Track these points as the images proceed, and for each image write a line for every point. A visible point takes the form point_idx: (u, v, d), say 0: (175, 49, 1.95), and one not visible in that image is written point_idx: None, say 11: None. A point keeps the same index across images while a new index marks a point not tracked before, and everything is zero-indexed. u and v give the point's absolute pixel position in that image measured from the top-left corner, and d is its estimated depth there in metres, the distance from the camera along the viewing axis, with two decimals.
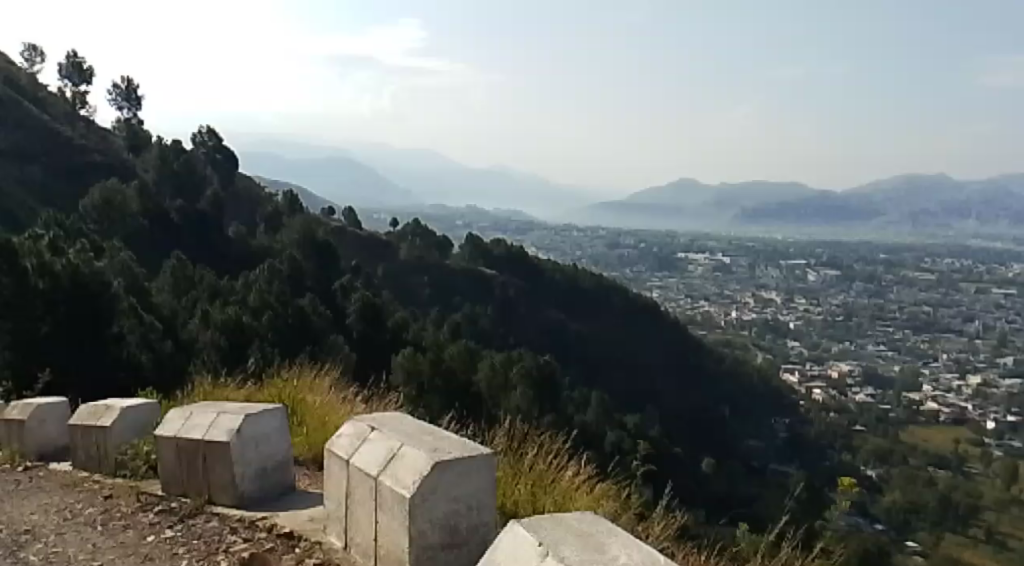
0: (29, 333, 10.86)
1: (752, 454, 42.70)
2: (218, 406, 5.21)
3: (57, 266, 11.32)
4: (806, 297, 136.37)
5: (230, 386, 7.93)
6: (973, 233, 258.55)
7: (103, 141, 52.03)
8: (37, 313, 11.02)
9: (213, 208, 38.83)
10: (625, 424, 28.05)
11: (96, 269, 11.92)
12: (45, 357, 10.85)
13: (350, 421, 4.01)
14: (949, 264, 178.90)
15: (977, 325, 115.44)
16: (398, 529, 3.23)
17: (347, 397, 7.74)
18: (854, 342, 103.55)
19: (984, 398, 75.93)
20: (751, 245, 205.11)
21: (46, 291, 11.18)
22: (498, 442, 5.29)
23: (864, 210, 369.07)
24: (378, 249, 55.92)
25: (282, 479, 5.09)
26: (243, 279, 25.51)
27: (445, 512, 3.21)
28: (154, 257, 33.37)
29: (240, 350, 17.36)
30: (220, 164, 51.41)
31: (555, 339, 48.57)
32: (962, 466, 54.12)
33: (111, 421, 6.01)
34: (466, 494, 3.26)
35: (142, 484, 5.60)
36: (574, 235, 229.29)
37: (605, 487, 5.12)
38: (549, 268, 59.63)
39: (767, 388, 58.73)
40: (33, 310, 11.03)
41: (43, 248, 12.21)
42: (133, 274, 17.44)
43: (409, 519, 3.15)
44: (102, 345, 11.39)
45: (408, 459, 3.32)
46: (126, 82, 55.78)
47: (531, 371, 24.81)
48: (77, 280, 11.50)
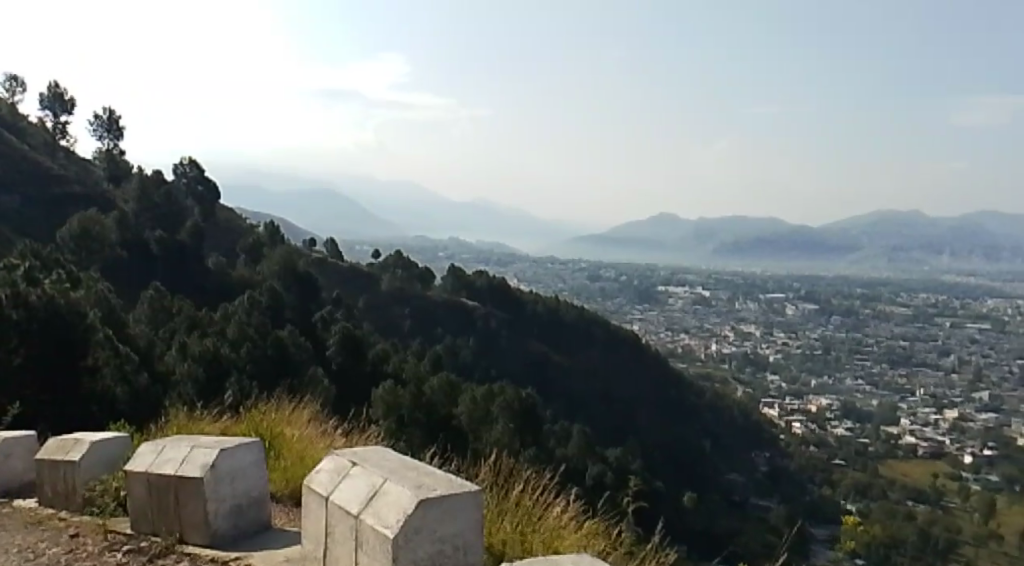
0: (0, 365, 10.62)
1: (733, 488, 42.50)
2: (193, 439, 5.00)
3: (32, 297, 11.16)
4: (785, 330, 137.19)
5: (205, 420, 7.71)
6: (947, 267, 261.61)
7: (82, 171, 51.61)
8: (10, 344, 10.80)
9: (193, 238, 38.48)
10: (607, 458, 27.82)
11: (71, 301, 11.73)
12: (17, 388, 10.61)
13: (330, 454, 3.84)
14: (925, 298, 180.69)
15: (952, 359, 116.44)
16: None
17: (326, 431, 7.51)
18: (833, 376, 104.10)
19: (962, 432, 76.25)
20: (730, 279, 206.37)
21: (21, 322, 10.98)
22: (483, 479, 5.14)
23: (840, 244, 373.12)
24: (359, 280, 55.65)
25: (258, 516, 4.89)
26: (222, 310, 25.21)
27: (430, 553, 3.05)
28: (131, 289, 32.95)
29: (216, 383, 17.03)
30: (201, 195, 51.11)
31: (537, 372, 48.38)
32: (941, 500, 54.12)
33: (80, 455, 5.78)
34: (453, 534, 3.10)
35: (110, 522, 5.37)
36: (555, 267, 229.73)
37: (594, 524, 4.97)
38: (531, 299, 59.55)
39: (747, 421, 58.71)
40: (7, 340, 10.82)
41: (15, 278, 11.99)
42: (110, 306, 17.10)
43: (392, 559, 2.97)
44: (75, 377, 11.11)
45: (390, 496, 3.15)
46: (107, 113, 55.46)
47: (513, 404, 24.57)
48: (52, 311, 11.33)
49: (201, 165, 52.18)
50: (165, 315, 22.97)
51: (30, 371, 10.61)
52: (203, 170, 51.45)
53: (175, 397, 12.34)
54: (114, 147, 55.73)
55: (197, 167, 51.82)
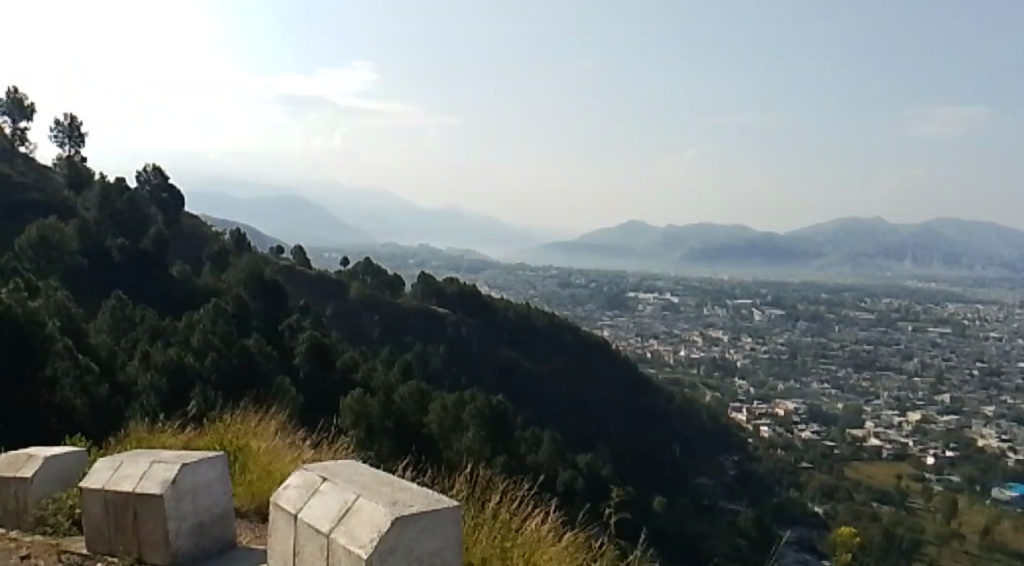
0: None
1: (702, 491, 42.66)
2: (152, 453, 4.75)
3: None
4: (752, 335, 138.40)
5: (166, 432, 7.42)
6: (908, 273, 266.04)
7: (42, 178, 50.55)
8: None
9: (158, 245, 37.71)
10: (577, 464, 27.67)
11: (29, 309, 11.39)
12: None
13: (298, 468, 3.62)
14: (887, 303, 183.49)
15: (915, 362, 118.23)
16: None
17: (293, 442, 7.23)
18: (799, 380, 105.18)
19: (924, 434, 77.35)
20: (698, 286, 207.93)
21: None
22: (459, 490, 4.96)
23: (805, 251, 377.92)
24: (328, 287, 55.14)
25: (222, 534, 4.66)
26: (187, 319, 24.69)
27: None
28: (94, 298, 32.29)
29: (181, 393, 16.67)
30: (166, 203, 50.25)
31: (508, 378, 48.34)
32: (905, 501, 54.76)
33: (32, 472, 5.50)
34: (430, 552, 2.91)
35: (65, 541, 5.10)
36: (525, 274, 229.97)
37: (575, 536, 4.82)
38: (501, 305, 59.39)
39: (717, 426, 58.99)
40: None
41: None
42: (70, 315, 16.63)
43: None
44: (32, 390, 10.71)
45: (362, 515, 2.95)
46: (69, 119, 54.38)
47: (484, 412, 24.40)
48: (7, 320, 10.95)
49: (165, 172, 51.08)
50: (128, 324, 22.41)
51: None
52: (168, 178, 50.55)
53: (136, 409, 11.98)
54: (76, 153, 54.64)
55: (161, 175, 50.73)
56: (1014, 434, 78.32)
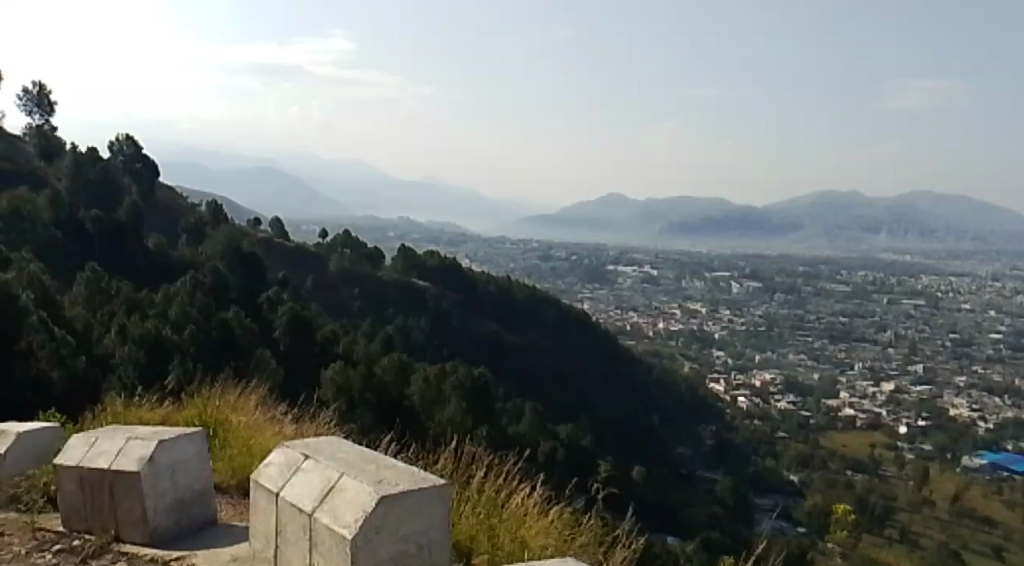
0: None
1: (680, 461, 43.06)
2: (129, 430, 4.64)
3: None
4: (730, 306, 139.37)
5: (145, 407, 7.29)
6: (884, 245, 268.78)
7: (12, 148, 49.54)
8: None
9: (133, 217, 37.14)
10: (558, 435, 27.80)
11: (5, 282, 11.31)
12: None
13: (279, 446, 3.53)
14: (862, 276, 185.33)
15: (889, 334, 119.67)
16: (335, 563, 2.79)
17: (275, 416, 7.14)
18: (776, 351, 106.22)
19: (898, 404, 78.47)
20: (677, 258, 208.72)
21: None
22: (444, 465, 4.91)
23: (783, 224, 380.33)
24: (307, 260, 54.72)
25: (202, 512, 4.56)
26: (164, 291, 24.38)
27: (392, 554, 2.77)
28: (69, 271, 31.86)
29: (159, 366, 16.50)
30: (140, 173, 49.45)
31: (489, 350, 48.42)
32: (878, 469, 55.63)
33: (5, 448, 5.38)
34: (415, 534, 2.84)
35: (41, 519, 4.98)
36: (504, 247, 229.61)
37: (561, 510, 4.79)
38: (482, 278, 59.29)
39: (695, 397, 59.48)
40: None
41: None
42: (44, 287, 16.32)
43: (350, 561, 2.69)
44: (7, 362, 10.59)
45: (348, 494, 2.86)
46: (38, 87, 53.22)
47: (465, 383, 24.39)
48: None
49: (139, 142, 50.21)
50: (104, 298, 22.09)
51: None
52: (142, 148, 49.65)
53: (115, 381, 11.87)
54: (46, 123, 53.54)
55: (135, 145, 49.86)
56: (984, 404, 79.68)
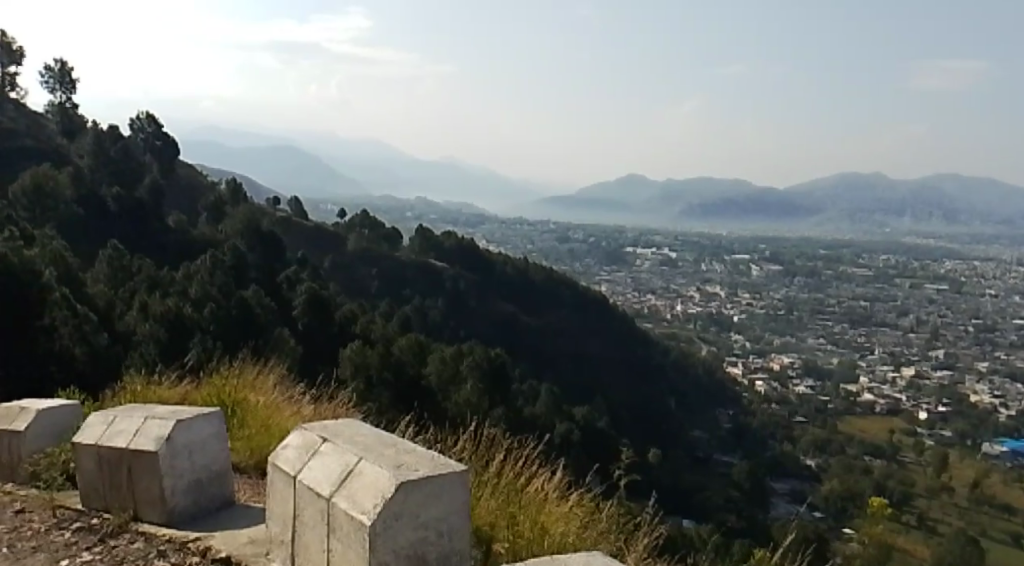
0: None
1: (696, 444, 42.96)
2: (147, 408, 4.62)
3: None
4: (749, 290, 138.53)
5: (163, 385, 7.27)
6: (906, 230, 265.78)
7: (35, 126, 49.82)
8: None
9: (153, 196, 37.32)
10: (574, 417, 27.77)
11: (27, 259, 11.35)
12: None
13: (298, 428, 3.47)
14: (884, 260, 183.54)
15: (910, 319, 118.56)
16: (354, 556, 2.73)
17: (294, 396, 7.11)
18: (795, 335, 105.55)
19: (918, 390, 77.82)
20: (696, 241, 207.43)
21: None
22: (462, 449, 4.85)
23: (803, 207, 376.99)
24: (326, 239, 54.85)
25: (220, 494, 4.54)
26: (185, 269, 24.48)
27: (411, 542, 2.71)
28: (90, 248, 32.13)
29: (180, 343, 16.60)
30: (161, 152, 49.61)
31: (505, 331, 48.43)
32: (897, 454, 55.27)
33: (25, 425, 5.40)
34: (434, 521, 2.78)
35: (60, 495, 4.99)
36: (523, 228, 229.21)
37: (582, 495, 4.72)
38: (499, 259, 59.18)
39: (712, 380, 59.27)
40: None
41: None
42: (66, 263, 16.41)
43: (369, 551, 2.63)
44: (30, 338, 10.63)
45: (367, 478, 2.80)
46: (60, 65, 53.39)
47: (482, 364, 24.38)
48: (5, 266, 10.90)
49: (159, 120, 50.34)
50: (125, 275, 22.18)
51: None
52: (163, 126, 49.74)
53: (136, 358, 11.90)
54: (68, 101, 53.78)
55: (156, 123, 50.00)
56: (1005, 391, 78.86)
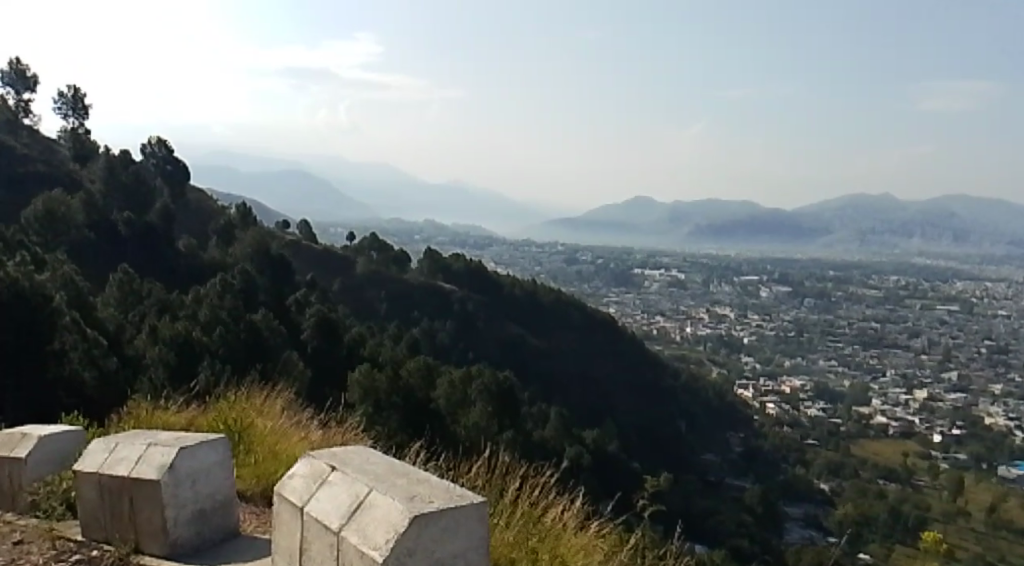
0: None
1: (708, 468, 42.49)
2: (150, 435, 4.46)
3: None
4: (759, 312, 137.90)
5: (170, 410, 7.13)
6: (916, 251, 264.68)
7: (47, 152, 50.16)
8: None
9: (164, 220, 37.41)
10: (584, 440, 27.49)
11: (37, 284, 11.20)
12: None
13: (305, 456, 3.31)
14: (895, 281, 182.66)
15: (922, 341, 117.67)
16: None
17: (301, 422, 6.92)
18: (806, 356, 104.84)
19: (931, 412, 77.01)
20: (705, 263, 207.24)
21: None
22: (475, 478, 4.69)
23: (813, 227, 376.04)
24: (335, 262, 54.87)
25: (224, 524, 4.36)
26: (194, 293, 24.42)
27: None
28: (101, 272, 32.20)
29: (189, 367, 16.50)
30: (171, 176, 49.87)
31: (514, 353, 48.18)
32: (911, 478, 54.55)
33: (26, 452, 5.25)
34: (452, 556, 2.59)
35: (61, 526, 4.84)
36: (532, 251, 229.47)
37: (601, 526, 4.54)
38: (507, 280, 59.07)
39: (723, 403, 58.74)
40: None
41: None
42: (77, 287, 16.34)
43: None
44: (40, 361, 10.46)
45: (378, 511, 2.62)
46: (73, 91, 53.86)
47: (491, 387, 24.16)
48: (17, 292, 10.73)
49: (170, 145, 50.68)
50: (136, 298, 22.13)
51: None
52: (174, 151, 50.14)
53: (145, 382, 11.74)
54: (81, 126, 54.19)
55: (167, 148, 50.32)
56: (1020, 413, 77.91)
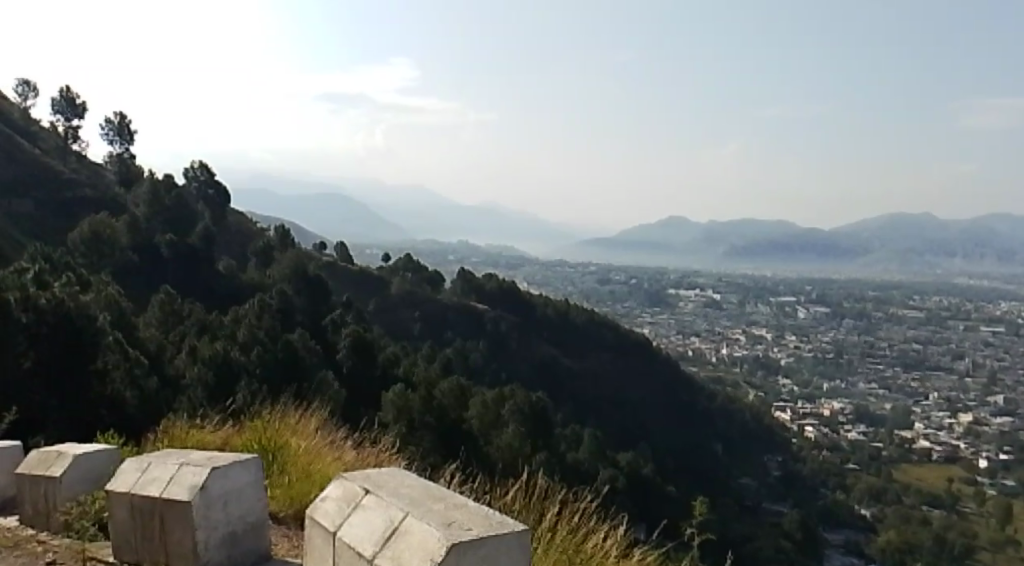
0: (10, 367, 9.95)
1: (746, 492, 41.76)
2: (184, 454, 4.38)
3: (42, 300, 10.52)
4: (797, 333, 136.06)
5: (205, 429, 7.06)
6: (958, 272, 259.59)
7: (93, 175, 51.28)
8: (19, 347, 10.06)
9: (205, 241, 37.99)
10: (618, 462, 27.16)
11: (82, 304, 11.18)
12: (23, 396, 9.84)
13: (339, 478, 3.19)
14: (936, 302, 179.24)
15: (966, 362, 115.01)
16: None
17: (336, 442, 6.82)
18: (845, 379, 103.03)
19: (977, 436, 75.03)
20: (740, 283, 205.31)
21: (30, 325, 10.22)
22: (514, 500, 4.57)
23: (851, 247, 370.92)
24: (370, 282, 55.17)
25: (256, 547, 4.25)
26: (233, 313, 24.64)
27: None
28: (142, 293, 32.72)
29: (227, 386, 16.57)
30: (211, 199, 50.72)
31: (548, 374, 47.96)
32: (957, 505, 53.11)
33: (61, 471, 5.21)
34: None
35: (93, 547, 4.78)
36: (565, 271, 229.26)
37: (644, 553, 4.38)
38: (541, 300, 58.96)
39: (761, 426, 57.79)
40: (13, 343, 10.06)
41: (27, 282, 11.52)
42: (118, 308, 16.50)
43: None
44: (82, 381, 10.38)
45: (415, 537, 2.49)
46: (119, 117, 55.09)
47: (524, 408, 23.97)
48: (64, 313, 10.67)
49: (212, 169, 51.70)
50: (176, 319, 22.37)
51: (40, 375, 9.98)
52: (215, 175, 51.22)
53: (184, 402, 11.74)
54: (126, 151, 55.35)
55: (208, 172, 51.32)
56: None
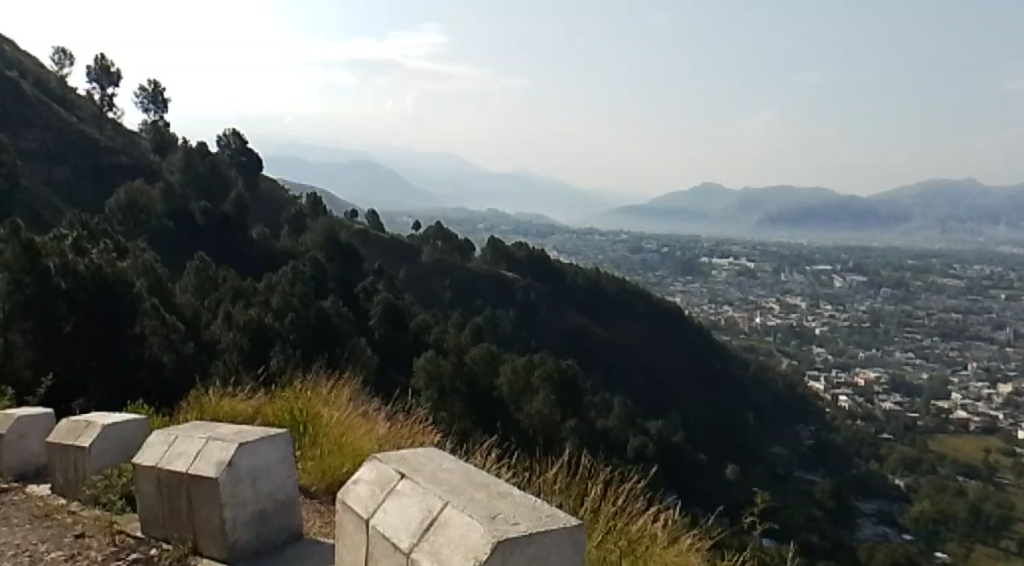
0: (53, 333, 9.77)
1: (777, 460, 41.44)
2: (211, 428, 4.20)
3: (80, 266, 10.38)
4: (832, 302, 134.41)
5: (236, 398, 6.89)
6: (1001, 240, 253.55)
7: (129, 142, 51.61)
8: (60, 313, 9.90)
9: (239, 209, 38.11)
10: (649, 430, 26.97)
11: (120, 270, 10.99)
12: (60, 361, 9.68)
13: (372, 460, 2.98)
14: (978, 270, 175.61)
15: (1007, 333, 112.83)
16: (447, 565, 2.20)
17: (367, 413, 6.61)
18: (881, 348, 101.59)
19: (1016, 408, 73.66)
20: (775, 251, 202.64)
21: (69, 290, 10.11)
22: (554, 482, 4.31)
23: (889, 215, 363.90)
24: (402, 250, 55.07)
25: (288, 525, 4.07)
26: (266, 280, 24.62)
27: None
28: (178, 259, 32.99)
29: (261, 353, 16.61)
30: (245, 167, 50.91)
31: (580, 343, 47.79)
32: (994, 475, 52.30)
33: (90, 441, 5.08)
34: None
35: (122, 519, 4.61)
36: (596, 239, 227.95)
37: (697, 541, 4.09)
38: (572, 269, 58.55)
39: (794, 396, 57.23)
40: (53, 309, 9.90)
41: (65, 247, 11.37)
42: (155, 273, 16.47)
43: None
44: (121, 346, 10.22)
45: (455, 532, 2.26)
46: (153, 85, 55.27)
47: (555, 376, 23.80)
48: (101, 278, 10.51)
49: (245, 137, 51.75)
50: (211, 286, 22.37)
51: (77, 342, 9.82)
52: (248, 142, 51.34)
53: (220, 368, 11.61)
54: (160, 119, 55.62)
55: (241, 140, 51.42)
56: None
